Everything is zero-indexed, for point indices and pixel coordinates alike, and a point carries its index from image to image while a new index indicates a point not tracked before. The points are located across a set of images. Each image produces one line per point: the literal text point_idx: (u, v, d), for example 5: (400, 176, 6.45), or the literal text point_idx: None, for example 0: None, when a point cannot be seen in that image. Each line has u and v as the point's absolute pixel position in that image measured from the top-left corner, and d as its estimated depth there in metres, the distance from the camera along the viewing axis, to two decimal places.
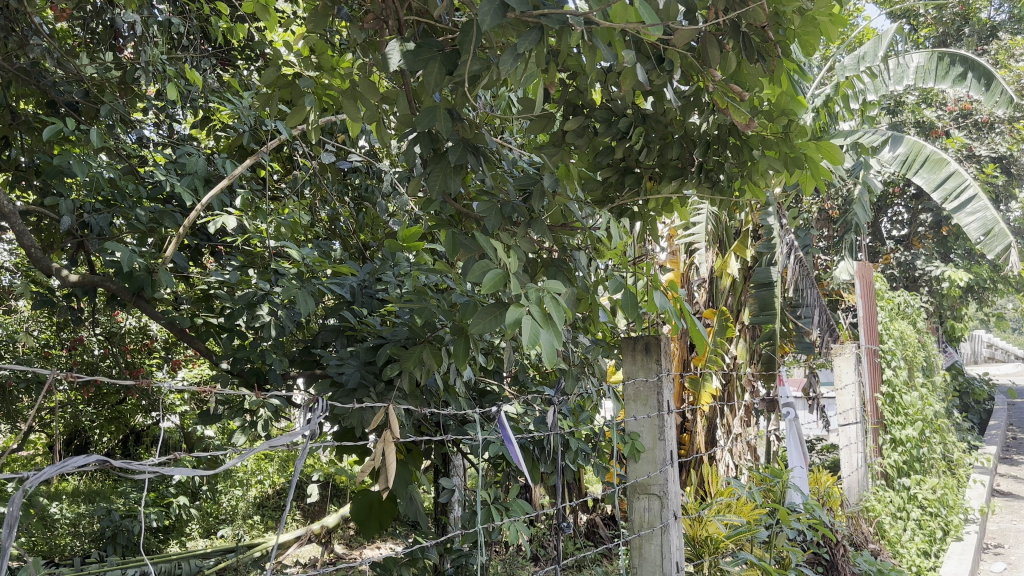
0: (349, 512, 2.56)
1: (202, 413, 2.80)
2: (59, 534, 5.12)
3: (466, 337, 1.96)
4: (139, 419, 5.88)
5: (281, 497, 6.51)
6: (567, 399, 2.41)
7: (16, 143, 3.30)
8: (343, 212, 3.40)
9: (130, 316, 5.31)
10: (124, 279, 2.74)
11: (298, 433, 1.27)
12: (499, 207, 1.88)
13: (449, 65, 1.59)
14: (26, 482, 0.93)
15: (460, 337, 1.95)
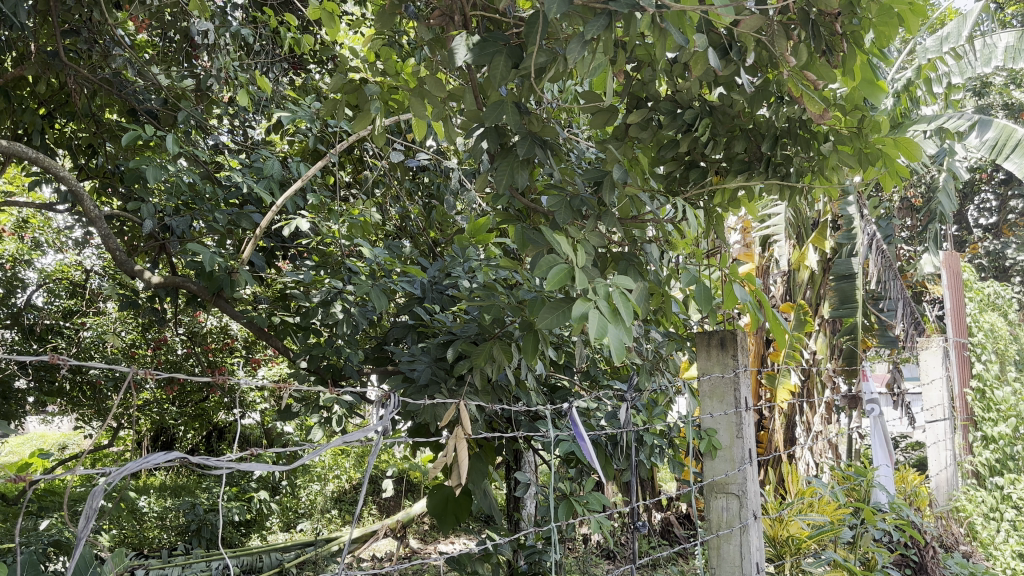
0: (425, 508, 2.60)
1: (281, 410, 2.88)
2: (148, 527, 5.34)
3: (537, 332, 1.95)
4: (222, 416, 6.08)
5: (358, 491, 6.63)
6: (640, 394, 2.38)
7: (102, 151, 3.45)
8: (413, 210, 3.45)
9: (212, 316, 5.50)
10: (204, 280, 2.85)
11: (372, 429, 1.26)
12: (568, 200, 1.87)
13: (515, 58, 1.60)
14: (110, 476, 0.95)
15: (529, 332, 1.94)
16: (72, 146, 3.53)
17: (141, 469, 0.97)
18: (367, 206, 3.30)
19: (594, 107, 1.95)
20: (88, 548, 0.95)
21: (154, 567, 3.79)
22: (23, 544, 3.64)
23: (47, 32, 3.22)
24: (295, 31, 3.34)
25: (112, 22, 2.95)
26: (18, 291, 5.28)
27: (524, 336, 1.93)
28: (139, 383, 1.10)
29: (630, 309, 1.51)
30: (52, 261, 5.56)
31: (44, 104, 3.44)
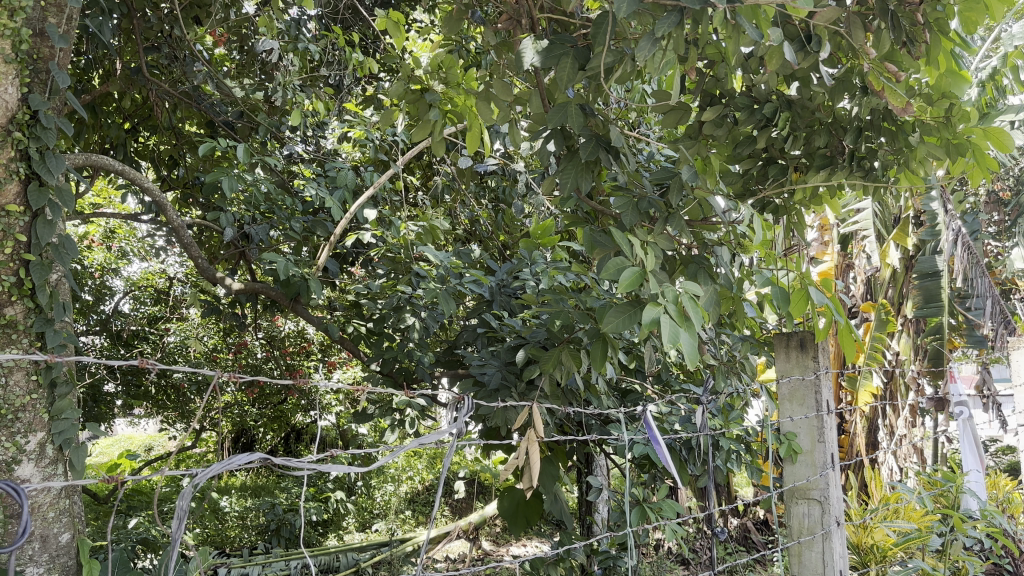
0: (497, 511, 2.61)
1: (356, 412, 2.95)
2: (230, 526, 5.46)
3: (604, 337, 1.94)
4: (299, 418, 6.23)
5: (431, 493, 6.68)
6: (718, 398, 2.34)
7: (183, 163, 3.58)
8: (482, 214, 3.49)
9: (289, 321, 5.66)
10: (281, 286, 2.92)
11: (446, 431, 1.26)
12: (635, 202, 1.85)
13: (582, 59, 1.60)
14: (197, 477, 0.98)
15: (597, 337, 1.92)
16: (156, 158, 3.68)
17: (225, 470, 1.00)
18: (437, 211, 3.34)
19: (665, 107, 1.92)
20: (176, 544, 0.98)
21: (236, 566, 3.89)
22: (113, 541, 3.78)
23: (130, 49, 3.36)
24: (363, 42, 3.40)
25: (191, 38, 3.06)
26: (106, 299, 5.51)
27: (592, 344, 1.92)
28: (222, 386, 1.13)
29: (699, 315, 1.48)
30: (138, 270, 5.77)
31: (129, 119, 3.59)
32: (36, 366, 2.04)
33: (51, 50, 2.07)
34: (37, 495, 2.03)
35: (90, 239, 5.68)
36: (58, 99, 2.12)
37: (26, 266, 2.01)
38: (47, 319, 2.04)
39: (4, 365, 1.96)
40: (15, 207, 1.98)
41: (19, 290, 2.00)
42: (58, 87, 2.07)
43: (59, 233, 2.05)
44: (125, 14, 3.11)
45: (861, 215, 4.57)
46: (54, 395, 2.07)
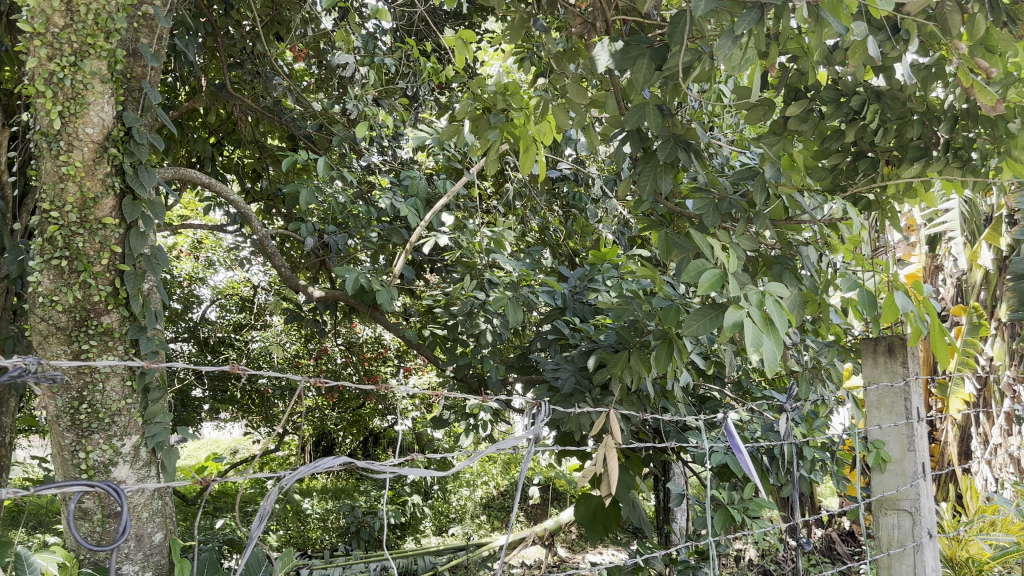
0: (574, 517, 2.59)
1: (432, 417, 2.97)
2: (311, 528, 5.58)
3: (675, 341, 1.92)
4: (377, 422, 6.33)
5: (507, 499, 6.69)
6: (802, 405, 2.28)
7: (265, 175, 3.70)
8: (553, 220, 3.49)
9: (367, 327, 5.78)
10: (359, 293, 2.97)
11: (522, 436, 1.27)
12: (716, 203, 1.82)
13: (658, 59, 1.59)
14: (283, 479, 1.01)
15: (663, 342, 1.90)
16: (240, 171, 3.82)
17: (309, 473, 1.03)
18: (509, 217, 3.35)
19: (747, 103, 1.90)
20: (259, 538, 1.01)
21: (318, 566, 3.97)
22: (202, 541, 3.92)
23: (215, 66, 3.50)
24: (435, 53, 3.45)
25: (272, 54, 3.17)
26: (194, 307, 5.74)
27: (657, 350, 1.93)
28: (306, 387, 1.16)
29: (783, 319, 1.45)
30: (224, 279, 5.96)
31: (214, 134, 3.74)
32: (130, 372, 2.12)
33: (143, 69, 2.15)
34: (134, 496, 2.11)
35: (179, 249, 5.90)
36: (150, 116, 2.20)
37: (121, 276, 2.11)
38: (140, 327, 2.13)
39: (102, 371, 2.06)
40: (112, 220, 2.08)
41: (115, 299, 2.09)
42: (150, 105, 2.16)
43: (151, 244, 2.14)
44: (210, 32, 3.24)
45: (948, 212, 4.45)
46: (147, 399, 2.17)
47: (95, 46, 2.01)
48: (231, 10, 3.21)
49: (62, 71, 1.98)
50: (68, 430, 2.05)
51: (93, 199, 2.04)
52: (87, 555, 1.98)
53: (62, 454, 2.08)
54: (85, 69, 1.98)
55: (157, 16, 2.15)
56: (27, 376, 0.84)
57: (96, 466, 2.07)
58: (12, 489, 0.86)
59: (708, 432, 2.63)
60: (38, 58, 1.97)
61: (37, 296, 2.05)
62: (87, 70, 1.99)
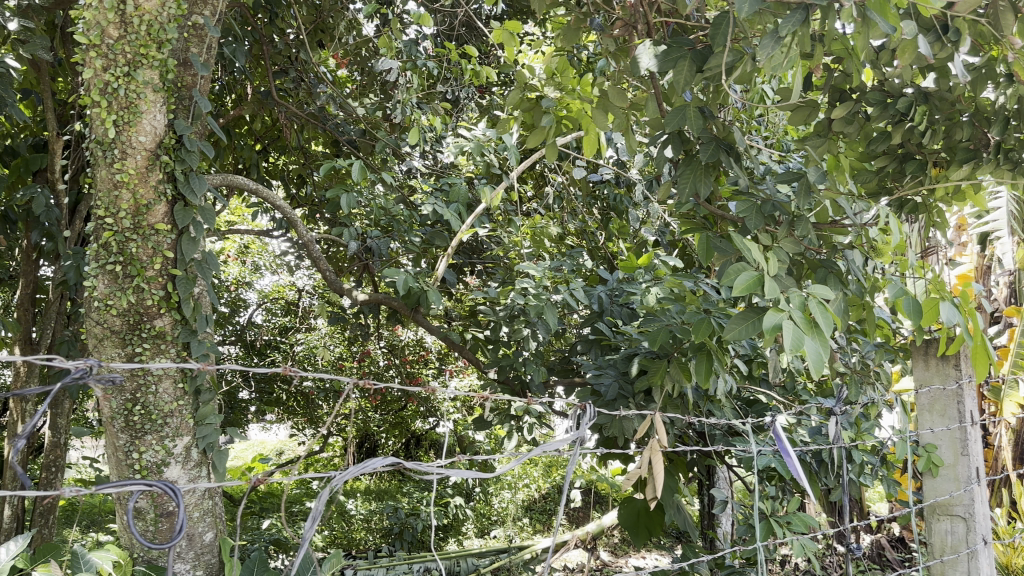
0: (617, 521, 2.58)
1: (475, 419, 2.98)
2: (355, 529, 5.61)
3: (711, 352, 1.98)
4: (419, 424, 6.37)
5: (549, 501, 6.67)
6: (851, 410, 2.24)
7: (310, 180, 3.75)
8: (593, 223, 3.48)
9: (409, 330, 5.83)
10: (402, 297, 2.99)
11: (567, 438, 1.28)
12: (759, 206, 1.81)
13: (699, 61, 1.58)
14: (333, 480, 1.04)
15: (701, 356, 1.97)
16: (286, 177, 3.88)
17: (358, 474, 1.06)
18: (549, 220, 3.35)
19: (792, 105, 1.88)
20: (310, 541, 1.02)
21: (362, 566, 4.00)
22: (250, 540, 3.98)
23: (260, 74, 3.56)
24: (476, 57, 3.46)
25: (316, 61, 3.21)
26: (241, 311, 5.85)
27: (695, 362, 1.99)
28: (356, 390, 1.20)
29: (828, 319, 1.42)
30: (270, 283, 6.05)
31: (261, 141, 3.81)
32: (182, 374, 2.17)
33: (193, 78, 2.21)
34: (185, 495, 2.16)
35: (227, 254, 6.02)
36: (200, 125, 2.26)
37: (173, 280, 2.15)
38: (192, 330, 2.17)
39: (154, 374, 2.10)
40: (163, 226, 2.12)
41: (168, 303, 2.13)
42: (200, 113, 2.21)
43: (201, 249, 2.18)
44: (256, 41, 3.29)
45: (997, 212, 4.36)
46: (198, 401, 2.20)
47: (147, 56, 2.05)
48: (276, 18, 3.27)
49: (117, 81, 2.04)
50: (122, 431, 2.11)
51: (145, 205, 2.09)
52: (141, 553, 2.04)
53: (116, 454, 2.14)
54: (137, 78, 2.04)
55: (206, 25, 2.19)
56: (89, 376, 0.90)
57: (149, 466, 2.11)
58: (72, 488, 0.89)
59: (755, 436, 2.59)
60: (93, 69, 2.04)
61: (92, 300, 2.10)
62: (140, 79, 2.04)
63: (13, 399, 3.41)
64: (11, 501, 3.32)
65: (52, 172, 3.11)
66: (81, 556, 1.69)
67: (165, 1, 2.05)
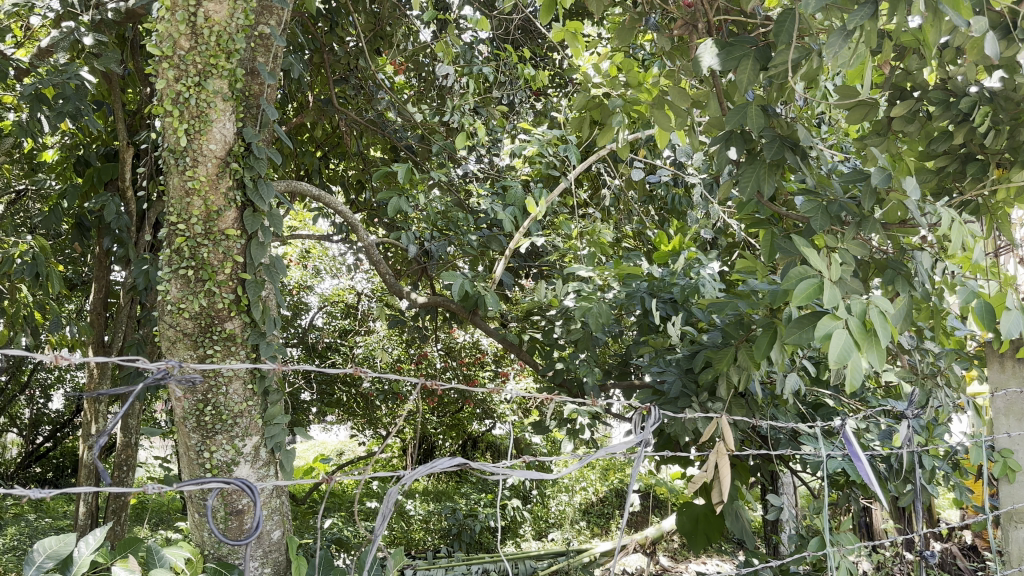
0: (675, 525, 2.56)
1: (534, 422, 2.98)
2: (414, 529, 5.66)
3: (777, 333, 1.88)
4: (476, 426, 6.41)
5: (606, 505, 6.63)
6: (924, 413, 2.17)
7: (369, 185, 3.81)
8: (650, 225, 3.46)
9: (465, 333, 5.88)
10: (460, 300, 3.01)
11: (634, 440, 1.33)
12: (826, 205, 1.80)
13: (763, 60, 1.57)
14: (405, 478, 1.13)
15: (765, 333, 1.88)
16: (346, 182, 3.95)
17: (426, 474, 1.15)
18: (606, 222, 3.34)
19: (850, 103, 1.83)
20: (384, 532, 1.18)
21: (423, 567, 4.05)
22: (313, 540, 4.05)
23: (321, 81, 3.64)
24: (532, 60, 3.48)
25: (375, 67, 3.27)
26: (303, 314, 5.98)
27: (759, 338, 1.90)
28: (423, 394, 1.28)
29: (887, 330, 1.39)
30: (330, 286, 6.15)
31: (322, 148, 3.89)
32: (251, 376, 2.22)
33: (260, 86, 2.27)
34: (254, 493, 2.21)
35: (289, 259, 6.15)
36: (267, 133, 2.32)
37: (243, 284, 2.20)
38: (261, 333, 2.22)
39: (226, 374, 2.15)
40: (234, 231, 2.18)
41: (238, 307, 2.20)
42: (267, 120, 2.27)
43: (269, 254, 2.24)
44: (317, 49, 3.37)
45: None
46: (267, 402, 2.26)
47: (217, 66, 2.11)
48: (336, 26, 3.34)
49: (188, 91, 2.09)
50: (194, 431, 2.16)
51: (217, 212, 2.15)
52: (212, 550, 2.15)
53: (188, 454, 2.20)
54: (208, 87, 2.09)
55: (272, 35, 2.26)
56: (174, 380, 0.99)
57: (220, 465, 2.17)
58: (159, 486, 0.97)
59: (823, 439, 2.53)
60: (166, 80, 2.09)
61: (165, 303, 2.16)
62: (210, 89, 2.10)
63: (88, 401, 3.53)
64: (86, 498, 3.44)
65: (123, 180, 3.23)
66: (155, 552, 1.73)
67: (234, 13, 2.12)
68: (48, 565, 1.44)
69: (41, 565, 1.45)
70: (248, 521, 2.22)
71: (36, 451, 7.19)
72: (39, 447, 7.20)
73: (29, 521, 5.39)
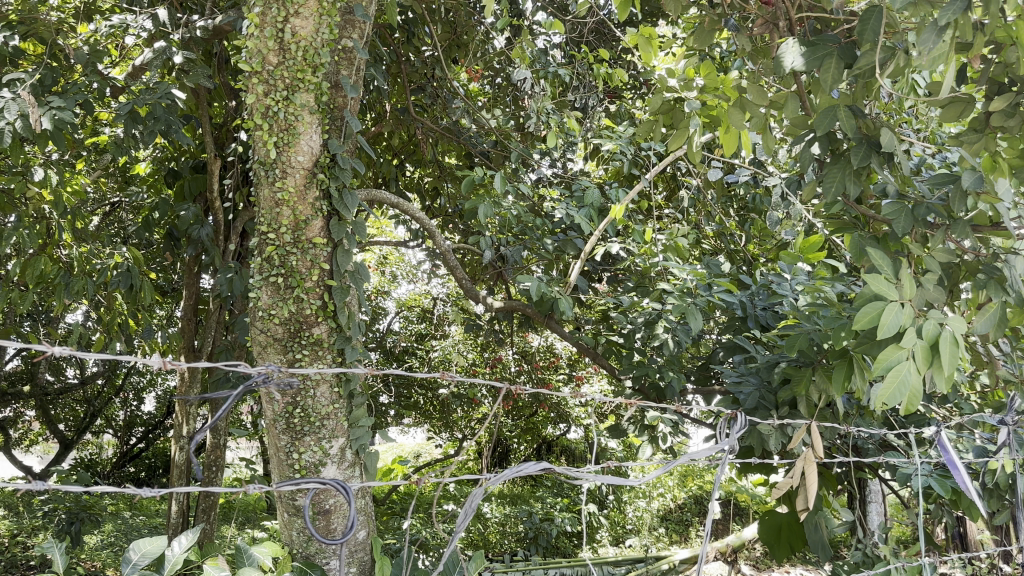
0: (756, 534, 2.52)
1: (611, 427, 2.96)
2: (491, 531, 5.64)
3: (854, 360, 1.90)
4: (551, 429, 6.46)
5: (685, 512, 6.56)
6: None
7: (445, 192, 3.86)
8: (730, 226, 3.41)
9: (540, 337, 5.90)
10: (536, 303, 3.01)
11: (719, 446, 1.33)
12: (912, 208, 1.76)
13: (847, 58, 1.56)
14: (493, 476, 1.18)
15: (841, 360, 1.91)
16: (422, 189, 4.02)
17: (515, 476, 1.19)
18: (683, 224, 3.29)
19: (943, 100, 1.76)
20: (467, 526, 1.24)
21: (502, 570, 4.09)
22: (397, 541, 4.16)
23: (398, 91, 3.70)
24: (607, 62, 3.46)
25: (451, 76, 3.31)
26: (381, 319, 6.12)
27: (835, 367, 1.93)
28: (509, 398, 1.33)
29: (953, 355, 1.44)
30: (406, 291, 6.23)
31: (399, 156, 3.96)
32: (337, 379, 2.27)
33: (344, 99, 2.35)
34: (341, 494, 2.26)
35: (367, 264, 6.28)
36: (351, 144, 2.40)
37: (330, 290, 2.26)
38: (346, 337, 2.28)
39: (312, 378, 2.20)
40: (321, 240, 2.23)
41: (324, 312, 2.24)
42: (350, 132, 2.35)
43: (354, 260, 2.30)
44: (395, 60, 3.44)
45: None
46: (352, 405, 2.32)
47: (304, 80, 2.17)
48: (412, 37, 3.40)
49: (276, 105, 2.15)
50: (284, 433, 2.22)
51: (305, 221, 2.21)
52: (300, 549, 2.22)
53: (279, 454, 2.26)
54: (296, 101, 2.15)
55: (355, 48, 2.32)
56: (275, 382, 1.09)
57: (308, 466, 2.23)
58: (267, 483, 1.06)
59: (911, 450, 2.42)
60: (256, 94, 2.17)
61: (257, 310, 2.23)
62: (298, 102, 2.16)
63: (179, 403, 3.67)
64: (178, 497, 3.58)
65: (212, 191, 3.36)
66: (244, 551, 1.77)
67: (320, 28, 2.17)
68: (143, 564, 1.49)
69: (137, 563, 1.50)
70: (334, 521, 2.28)
71: (129, 452, 7.54)
72: (133, 448, 7.53)
73: (125, 518, 5.65)
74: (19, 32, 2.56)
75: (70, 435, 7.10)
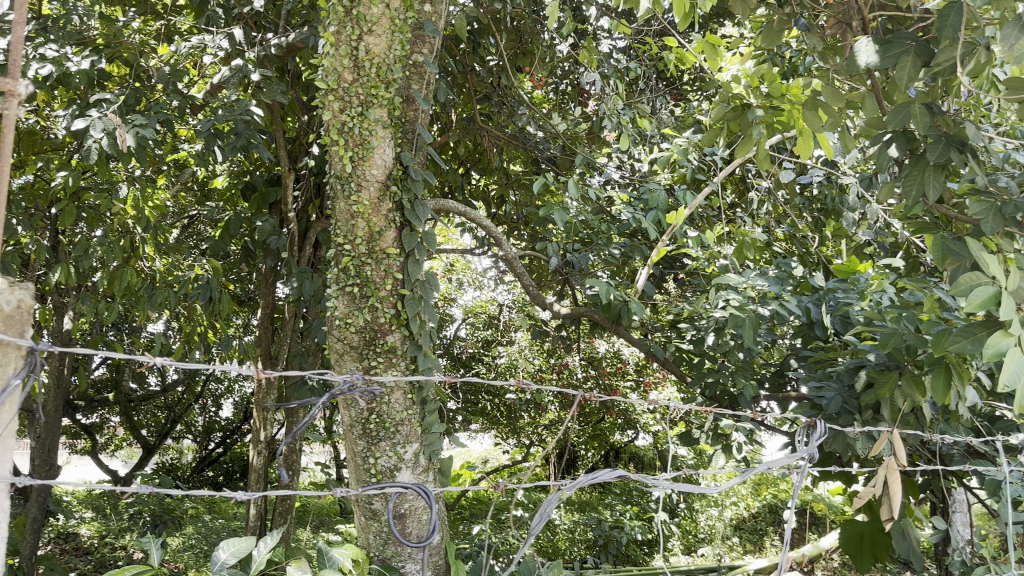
0: (837, 543, 2.45)
1: (683, 435, 2.92)
2: (560, 539, 5.65)
3: (950, 365, 1.83)
4: (619, 436, 6.41)
5: (758, 520, 6.43)
6: None
7: (511, 199, 3.87)
8: (801, 229, 3.34)
9: (606, 342, 5.86)
10: (603, 309, 2.98)
11: (796, 454, 1.31)
12: (999, 206, 1.69)
13: (925, 55, 1.51)
14: (566, 484, 1.19)
15: (938, 366, 1.84)
16: (488, 196, 4.04)
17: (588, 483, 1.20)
18: (754, 227, 3.24)
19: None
20: (540, 531, 1.24)
21: None
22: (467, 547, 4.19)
23: (463, 100, 3.74)
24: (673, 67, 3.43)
25: (517, 84, 3.32)
26: (447, 325, 6.16)
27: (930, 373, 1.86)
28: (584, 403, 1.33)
29: None
30: (471, 298, 6.22)
31: (465, 164, 4.00)
32: (410, 386, 2.30)
33: (415, 112, 2.39)
34: (415, 499, 2.29)
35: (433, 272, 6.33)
36: (422, 156, 2.44)
37: (402, 299, 2.30)
38: (418, 345, 2.32)
39: (387, 385, 2.24)
40: (394, 250, 2.27)
41: (398, 320, 2.28)
42: (421, 145, 2.39)
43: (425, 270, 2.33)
44: (461, 70, 3.47)
45: None
46: (424, 411, 2.35)
47: (377, 96, 2.21)
48: (478, 47, 3.42)
49: (352, 121, 2.20)
50: (361, 438, 2.26)
51: (378, 232, 2.25)
52: (377, 552, 2.25)
53: (355, 459, 2.30)
54: (370, 117, 2.19)
55: (426, 62, 2.35)
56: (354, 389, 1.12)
57: (384, 470, 2.27)
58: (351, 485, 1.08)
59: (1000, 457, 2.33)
60: (332, 111, 2.22)
61: (334, 318, 2.28)
62: (372, 118, 2.20)
63: (256, 409, 3.77)
64: (256, 501, 3.67)
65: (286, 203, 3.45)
66: (324, 554, 1.82)
67: (393, 44, 2.21)
68: (231, 562, 1.55)
69: (225, 561, 1.55)
70: (409, 525, 2.30)
71: (208, 457, 7.78)
72: (211, 452, 7.76)
73: (205, 521, 5.80)
74: (106, 55, 2.67)
75: (152, 440, 7.36)
